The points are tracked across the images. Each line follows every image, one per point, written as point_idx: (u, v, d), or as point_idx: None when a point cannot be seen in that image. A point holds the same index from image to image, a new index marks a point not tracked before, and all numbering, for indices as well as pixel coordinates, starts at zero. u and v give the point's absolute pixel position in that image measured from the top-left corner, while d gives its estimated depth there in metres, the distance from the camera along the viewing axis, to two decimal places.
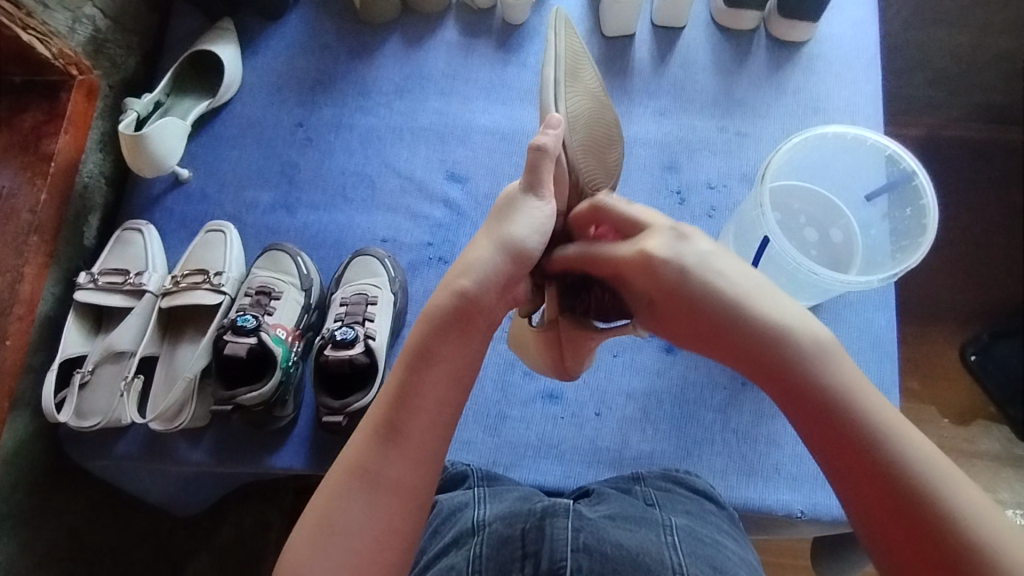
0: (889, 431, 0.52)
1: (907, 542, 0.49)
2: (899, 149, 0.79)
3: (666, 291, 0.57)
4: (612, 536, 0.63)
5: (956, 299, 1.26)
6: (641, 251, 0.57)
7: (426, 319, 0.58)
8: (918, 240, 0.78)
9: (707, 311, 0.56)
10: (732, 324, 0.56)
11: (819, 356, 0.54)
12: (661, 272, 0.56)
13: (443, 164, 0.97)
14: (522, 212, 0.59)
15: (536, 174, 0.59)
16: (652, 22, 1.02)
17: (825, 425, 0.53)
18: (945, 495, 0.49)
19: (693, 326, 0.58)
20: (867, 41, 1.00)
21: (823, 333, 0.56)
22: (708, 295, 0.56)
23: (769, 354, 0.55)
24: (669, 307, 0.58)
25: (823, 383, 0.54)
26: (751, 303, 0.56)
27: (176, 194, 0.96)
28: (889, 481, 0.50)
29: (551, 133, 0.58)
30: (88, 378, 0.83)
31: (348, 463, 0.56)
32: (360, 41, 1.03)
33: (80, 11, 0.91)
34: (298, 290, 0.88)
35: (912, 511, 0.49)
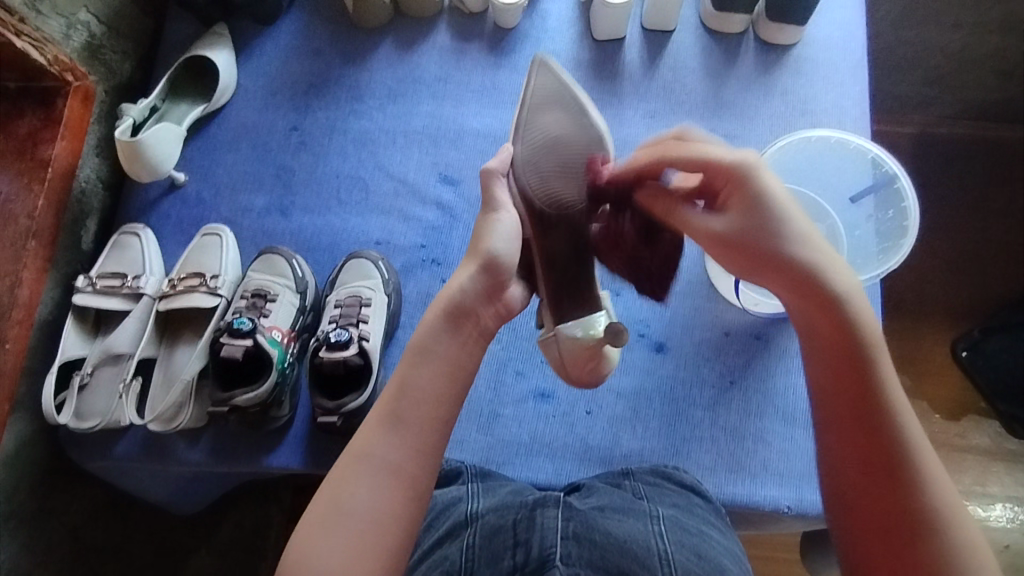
0: (884, 371, 0.58)
1: (871, 457, 0.56)
2: (880, 152, 0.81)
3: (744, 209, 0.60)
4: (602, 525, 0.64)
5: (944, 296, 1.27)
6: (731, 163, 0.60)
7: (422, 321, 0.62)
8: (899, 242, 0.79)
9: (761, 230, 0.59)
10: (784, 250, 0.59)
11: (852, 292, 0.59)
12: (756, 187, 0.59)
13: (435, 166, 0.98)
14: (490, 228, 0.65)
15: (491, 196, 0.67)
16: (641, 26, 1.03)
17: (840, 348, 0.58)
18: (913, 437, 0.56)
19: (754, 242, 0.60)
20: (855, 43, 1.01)
21: (853, 278, 0.59)
22: (784, 221, 0.59)
23: (810, 278, 0.58)
24: (730, 223, 0.60)
25: (853, 313, 0.58)
26: (798, 240, 0.59)
27: (172, 198, 0.97)
28: (869, 414, 0.57)
29: (500, 159, 0.70)
30: (87, 380, 0.85)
31: (353, 451, 0.57)
32: (353, 46, 1.04)
33: (74, 17, 0.92)
34: (292, 293, 0.89)
35: (885, 437, 0.56)
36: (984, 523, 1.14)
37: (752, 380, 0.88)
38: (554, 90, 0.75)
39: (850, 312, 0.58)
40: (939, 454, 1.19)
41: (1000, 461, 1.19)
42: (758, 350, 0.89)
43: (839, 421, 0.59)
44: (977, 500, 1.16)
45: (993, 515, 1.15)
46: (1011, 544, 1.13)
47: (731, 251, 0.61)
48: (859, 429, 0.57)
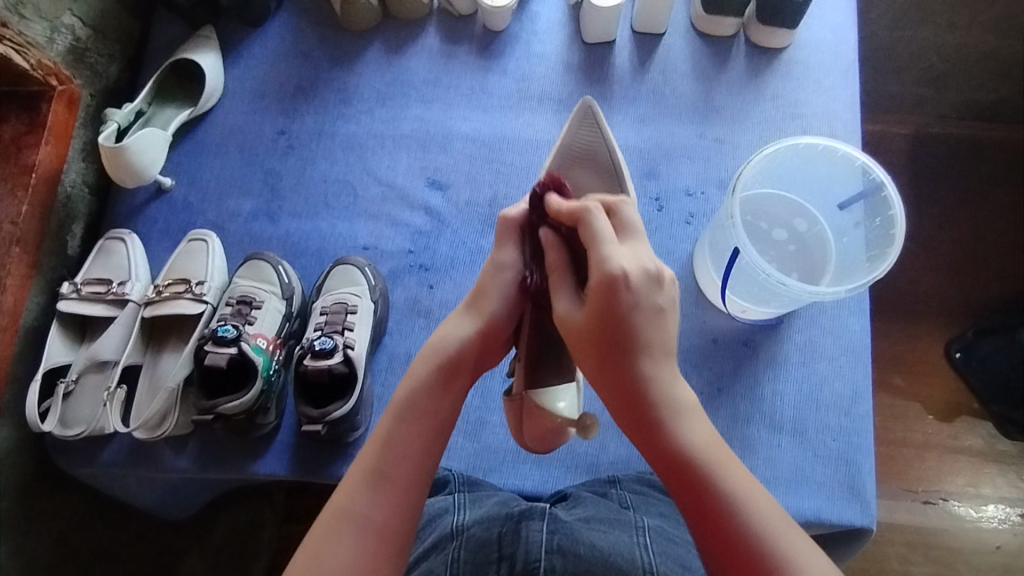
0: (734, 479, 0.55)
1: (743, 575, 0.51)
2: (868, 160, 0.80)
3: (613, 309, 0.56)
4: (586, 538, 0.64)
5: (939, 298, 1.27)
6: (607, 275, 0.56)
7: (412, 375, 0.63)
8: (886, 251, 0.78)
9: (625, 332, 0.56)
10: (631, 365, 0.57)
11: (678, 412, 0.57)
12: (619, 301, 0.56)
13: (424, 171, 0.97)
14: (494, 287, 0.65)
15: (498, 251, 0.66)
16: (632, 28, 1.02)
17: (676, 463, 0.56)
18: (780, 539, 0.52)
19: (609, 355, 0.57)
20: (846, 46, 1.01)
21: (681, 396, 0.58)
22: (639, 336, 0.57)
23: (644, 401, 0.57)
24: (603, 328, 0.57)
25: (678, 438, 0.56)
26: (646, 360, 0.57)
27: (159, 202, 0.97)
28: (726, 522, 0.53)
29: (522, 209, 0.68)
30: (72, 388, 0.84)
31: (335, 507, 0.57)
32: (341, 49, 1.04)
33: (58, 20, 0.91)
34: (279, 299, 0.89)
35: (750, 545, 0.52)
36: (976, 524, 1.15)
37: (740, 387, 0.88)
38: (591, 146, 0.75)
39: (671, 436, 0.56)
40: (932, 455, 1.19)
41: (993, 462, 1.19)
42: (747, 357, 0.89)
43: (700, 536, 0.54)
44: (970, 500, 1.16)
45: (984, 516, 1.16)
46: (1002, 545, 1.14)
47: (603, 351, 0.57)
48: (711, 541, 0.53)
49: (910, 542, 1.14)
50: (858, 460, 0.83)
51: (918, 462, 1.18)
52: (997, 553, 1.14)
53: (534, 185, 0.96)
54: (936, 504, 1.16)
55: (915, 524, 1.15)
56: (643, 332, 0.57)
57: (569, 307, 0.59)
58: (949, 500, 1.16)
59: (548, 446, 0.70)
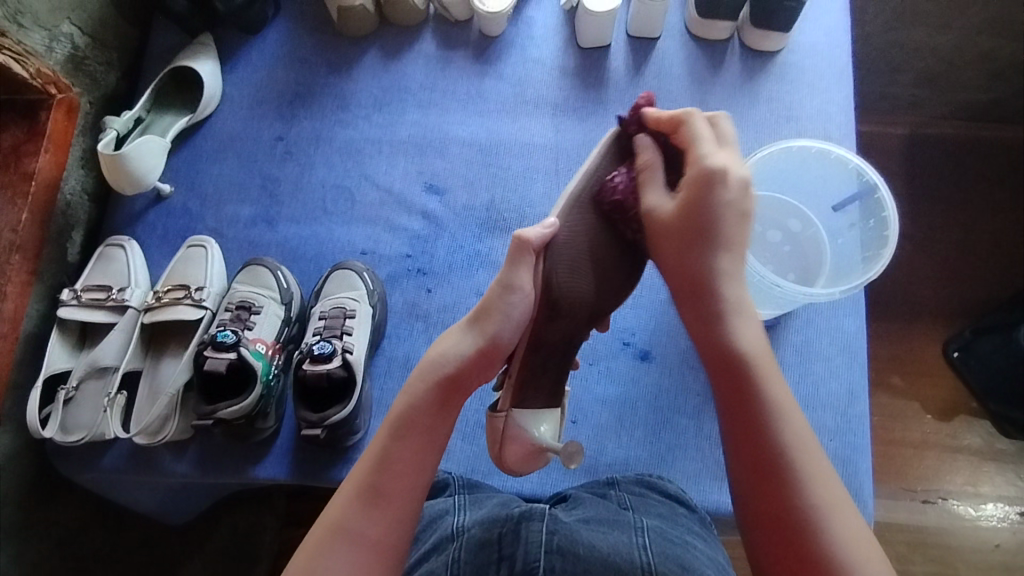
0: (776, 386, 0.59)
1: (764, 465, 0.57)
2: (861, 163, 0.81)
3: (701, 203, 0.59)
4: (585, 538, 0.65)
5: (936, 297, 1.27)
6: (707, 172, 0.59)
7: (408, 391, 0.63)
8: (880, 252, 0.79)
9: (710, 227, 0.60)
10: (704, 259, 0.60)
11: (740, 316, 0.61)
12: (712, 198, 0.59)
13: (421, 175, 0.98)
14: (501, 308, 0.61)
15: (511, 270, 0.61)
16: (627, 32, 1.03)
17: (727, 357, 0.60)
18: (802, 445, 0.57)
19: (687, 241, 0.60)
20: (840, 49, 1.01)
21: (746, 301, 0.61)
22: (720, 234, 0.60)
23: (710, 294, 0.60)
24: (687, 219, 0.60)
25: (735, 336, 0.60)
26: (720, 260, 0.60)
27: (158, 209, 0.98)
28: (760, 420, 0.58)
29: (541, 229, 0.62)
30: (72, 394, 0.85)
31: (328, 522, 0.58)
32: (339, 55, 1.04)
33: (57, 29, 0.92)
34: (278, 304, 0.89)
35: (777, 442, 0.57)
36: (975, 522, 1.16)
37: None
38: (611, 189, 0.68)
39: (731, 334, 0.60)
40: (931, 454, 1.19)
41: (991, 461, 1.19)
42: None
43: (733, 425, 0.59)
44: (969, 499, 1.17)
45: (983, 515, 1.16)
46: (1001, 543, 1.15)
47: (680, 238, 0.60)
48: (741, 433, 0.58)
49: (909, 541, 1.14)
50: (854, 460, 0.84)
51: (917, 461, 1.18)
52: (997, 551, 1.15)
53: (531, 189, 0.96)
54: (936, 503, 1.16)
55: (914, 523, 1.15)
56: (725, 233, 0.60)
57: (659, 199, 0.62)
58: (948, 499, 1.16)
59: (525, 470, 0.70)
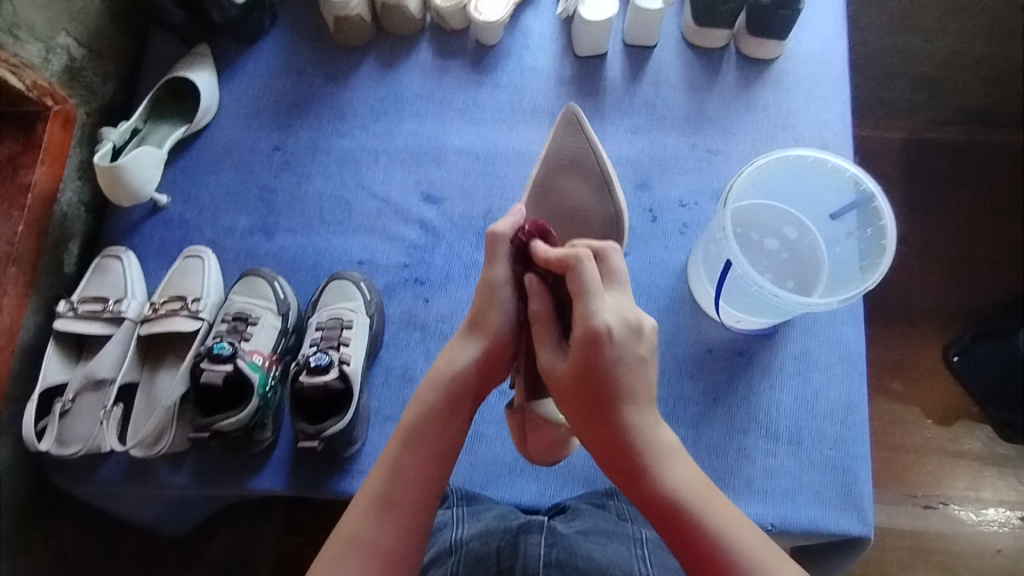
0: (725, 522, 0.55)
1: None
2: (858, 171, 0.80)
3: (599, 361, 0.57)
4: (585, 550, 0.65)
5: (935, 303, 1.27)
6: (593, 329, 0.57)
7: (420, 400, 0.63)
8: (877, 261, 0.79)
9: (614, 382, 0.57)
10: (619, 414, 0.57)
11: (665, 456, 0.58)
12: (609, 353, 0.57)
13: (418, 185, 0.98)
14: (493, 306, 0.65)
15: (490, 267, 0.66)
16: (623, 40, 1.03)
17: (663, 509, 0.56)
18: (772, 571, 0.53)
19: (595, 405, 0.58)
20: (836, 56, 1.01)
21: (665, 438, 0.59)
22: (625, 386, 0.57)
23: (630, 451, 0.57)
24: (588, 383, 0.57)
25: (665, 484, 0.57)
26: (629, 411, 0.58)
27: (155, 220, 0.97)
28: (718, 562, 0.54)
29: (512, 220, 0.68)
30: (69, 406, 0.84)
31: (345, 533, 0.58)
32: (335, 65, 1.04)
33: (53, 41, 0.92)
34: (275, 314, 0.89)
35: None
36: (976, 528, 1.15)
37: (736, 398, 0.88)
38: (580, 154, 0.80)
39: (659, 484, 0.56)
40: (932, 460, 1.19)
41: (993, 466, 1.19)
42: (742, 368, 0.89)
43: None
44: (971, 505, 1.16)
45: (985, 520, 1.16)
46: (1003, 549, 1.14)
47: (590, 401, 0.58)
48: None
49: (911, 548, 1.14)
50: (854, 468, 0.83)
51: (918, 467, 1.18)
52: (999, 557, 1.14)
53: None
54: (937, 508, 1.16)
55: (917, 529, 1.15)
56: (628, 381, 0.57)
57: (556, 358, 0.60)
58: (950, 505, 1.16)
59: (552, 456, 0.72)
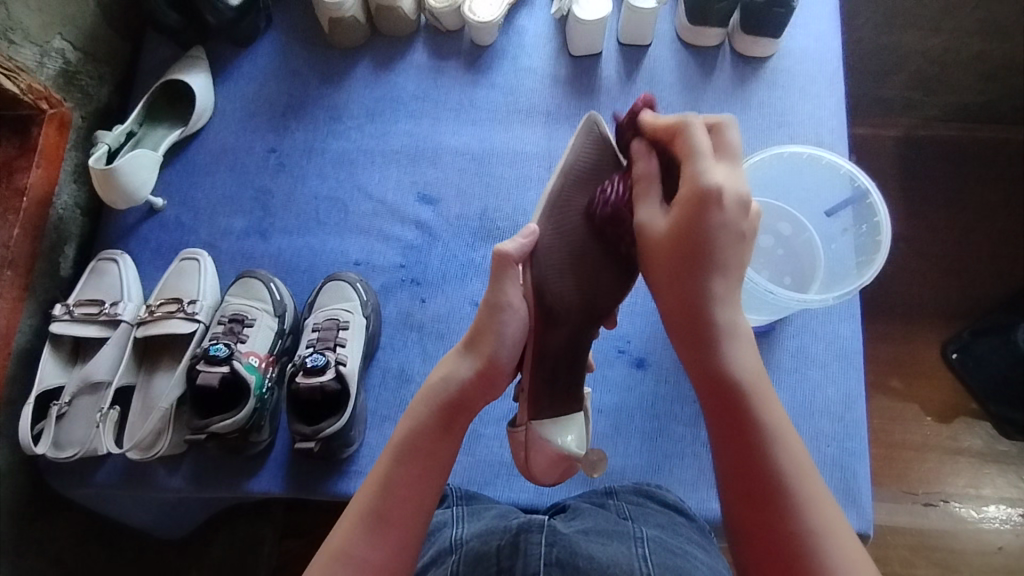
0: (772, 414, 0.57)
1: (761, 495, 0.55)
2: (853, 168, 0.80)
3: (697, 224, 0.55)
4: (585, 550, 0.63)
5: (933, 300, 1.27)
6: (703, 192, 0.54)
7: (411, 416, 0.63)
8: (872, 257, 0.79)
9: (706, 249, 0.56)
10: (699, 285, 0.57)
11: (735, 341, 0.58)
12: (711, 218, 0.55)
13: (414, 185, 0.98)
14: (495, 329, 0.61)
15: (497, 289, 0.61)
16: (618, 40, 1.04)
17: (721, 391, 0.57)
18: (799, 470, 0.55)
19: (676, 268, 0.57)
20: (830, 54, 1.02)
21: (741, 325, 0.58)
22: (716, 257, 0.56)
23: (705, 321, 0.57)
24: (678, 243, 0.56)
25: (728, 365, 0.57)
26: (711, 287, 0.57)
27: (151, 223, 0.97)
28: (755, 446, 0.56)
29: (519, 241, 0.62)
30: (65, 410, 0.84)
31: (332, 550, 0.58)
32: (330, 66, 1.05)
33: (48, 45, 0.92)
34: (271, 316, 0.89)
35: (772, 468, 0.55)
36: (977, 524, 1.15)
37: None
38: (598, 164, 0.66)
39: (724, 362, 0.57)
40: (932, 457, 1.18)
41: (993, 463, 1.18)
42: None
43: (727, 455, 0.57)
44: (971, 502, 1.16)
45: (985, 517, 1.15)
46: (1004, 546, 1.14)
47: (672, 263, 0.57)
48: (734, 463, 0.56)
49: (911, 545, 1.13)
50: (852, 465, 0.83)
51: (918, 464, 1.18)
52: (1000, 554, 1.14)
53: (524, 198, 0.96)
54: (937, 505, 1.15)
55: (917, 526, 1.14)
56: (720, 256, 0.56)
57: (654, 215, 0.59)
58: (950, 502, 1.15)
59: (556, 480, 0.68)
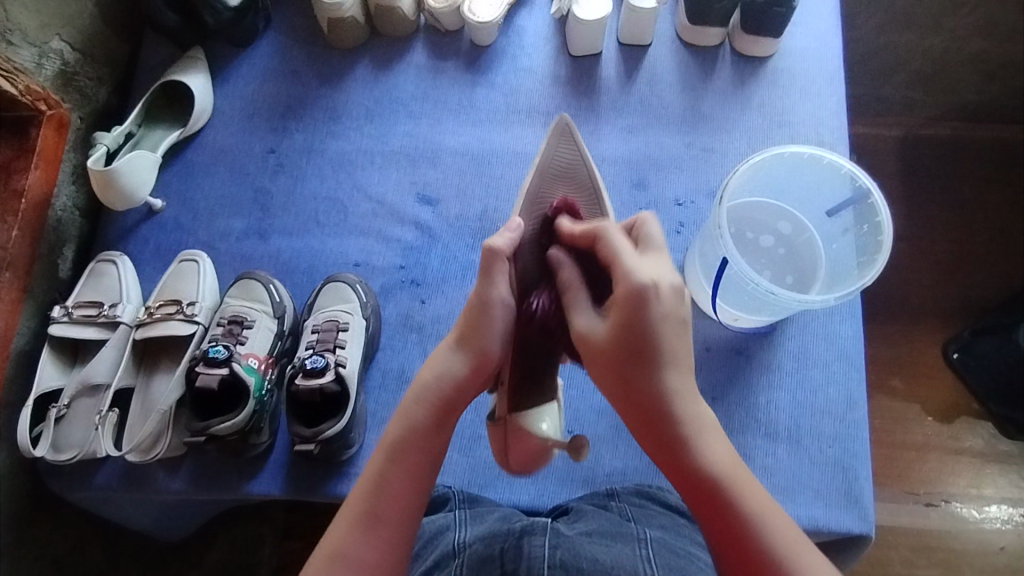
0: (757, 504, 0.54)
1: None
2: (854, 168, 0.81)
3: (637, 323, 0.55)
4: (588, 551, 0.63)
5: (934, 299, 1.27)
6: (635, 290, 0.55)
7: (406, 415, 0.62)
8: (874, 257, 0.79)
9: (652, 347, 0.55)
10: (654, 386, 0.55)
11: (701, 433, 0.56)
12: (650, 315, 0.55)
13: (414, 186, 0.98)
14: (485, 324, 0.61)
15: (486, 282, 0.61)
16: (618, 40, 1.03)
17: (698, 490, 0.55)
18: (800, 560, 0.52)
19: (628, 374, 0.56)
20: (831, 53, 1.01)
21: (703, 414, 0.57)
22: (663, 353, 0.55)
23: (665, 421, 0.55)
24: (622, 348, 0.56)
25: (700, 461, 0.55)
26: (668, 383, 0.56)
27: (150, 224, 0.97)
28: (749, 542, 0.53)
29: (507, 236, 0.64)
30: (64, 412, 0.84)
31: (328, 551, 0.57)
32: (330, 67, 1.04)
33: (47, 46, 0.92)
34: (270, 317, 0.89)
35: (772, 563, 0.51)
36: (978, 525, 1.15)
37: (735, 397, 0.87)
38: (574, 165, 0.75)
39: (695, 459, 0.55)
40: (934, 457, 1.18)
41: (994, 463, 1.18)
42: (741, 365, 0.88)
43: (722, 553, 0.54)
44: (972, 502, 1.16)
45: (987, 517, 1.15)
46: (1006, 546, 1.14)
47: (623, 368, 0.56)
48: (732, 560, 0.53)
49: (913, 546, 1.13)
50: (854, 466, 0.83)
51: (919, 464, 1.17)
52: (1002, 554, 1.14)
53: None
54: (939, 506, 1.15)
55: (919, 527, 1.14)
56: (668, 350, 0.55)
57: (591, 321, 0.58)
58: (951, 502, 1.15)
59: (535, 471, 0.68)
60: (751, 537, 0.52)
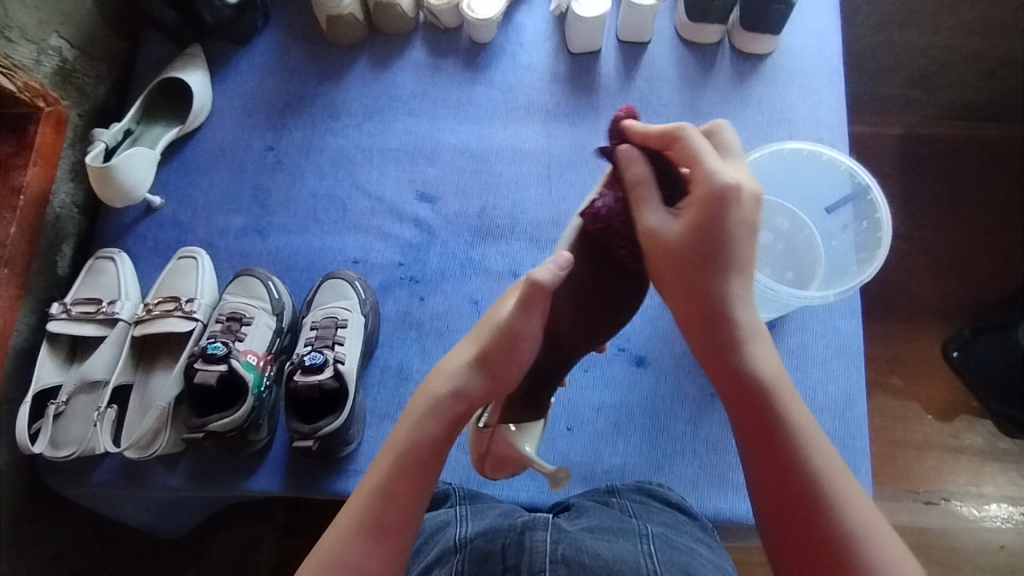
0: (797, 414, 0.58)
1: (793, 496, 0.56)
2: (853, 163, 0.81)
3: (712, 228, 0.55)
4: (590, 547, 0.63)
5: (934, 297, 1.26)
6: (723, 190, 0.54)
7: (419, 427, 0.60)
8: (873, 253, 0.79)
9: (723, 252, 0.55)
10: (716, 292, 0.56)
11: (754, 342, 0.58)
12: (728, 219, 0.55)
13: (413, 184, 0.98)
14: (514, 358, 0.58)
15: (524, 317, 0.56)
16: (617, 37, 1.03)
17: (745, 398, 0.58)
18: (826, 470, 0.56)
19: (692, 277, 0.56)
20: (830, 51, 1.01)
21: (756, 325, 0.58)
22: (730, 260, 0.56)
23: (724, 325, 0.57)
24: (692, 250, 0.55)
25: (751, 366, 0.57)
26: (728, 291, 0.56)
27: (148, 221, 0.97)
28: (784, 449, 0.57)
29: (552, 267, 0.56)
30: (63, 409, 0.84)
31: (324, 554, 0.57)
32: (329, 64, 1.04)
33: (45, 43, 0.92)
34: (269, 314, 0.89)
35: (806, 470, 0.56)
36: (978, 523, 1.15)
37: None
38: None
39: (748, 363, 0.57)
40: (933, 455, 1.18)
41: (994, 461, 1.18)
42: None
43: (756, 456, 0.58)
44: (972, 500, 1.16)
45: (986, 515, 1.15)
46: (1006, 544, 1.14)
47: (688, 270, 0.56)
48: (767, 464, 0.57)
49: (912, 544, 1.13)
50: (853, 463, 0.83)
51: (918, 462, 1.17)
52: (1002, 553, 1.13)
53: (523, 197, 0.96)
54: (938, 504, 1.15)
55: (918, 525, 1.14)
56: (737, 257, 0.56)
57: (662, 219, 0.56)
58: (951, 500, 1.15)
59: (503, 475, 0.75)
60: (792, 440, 0.57)
